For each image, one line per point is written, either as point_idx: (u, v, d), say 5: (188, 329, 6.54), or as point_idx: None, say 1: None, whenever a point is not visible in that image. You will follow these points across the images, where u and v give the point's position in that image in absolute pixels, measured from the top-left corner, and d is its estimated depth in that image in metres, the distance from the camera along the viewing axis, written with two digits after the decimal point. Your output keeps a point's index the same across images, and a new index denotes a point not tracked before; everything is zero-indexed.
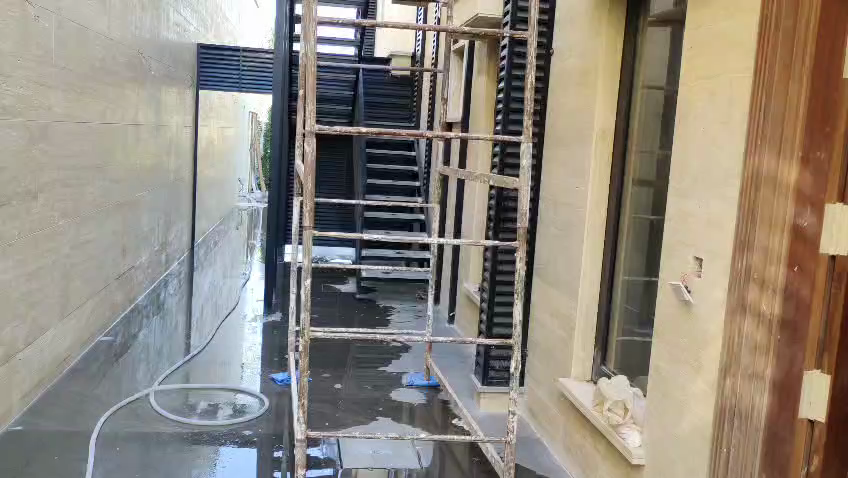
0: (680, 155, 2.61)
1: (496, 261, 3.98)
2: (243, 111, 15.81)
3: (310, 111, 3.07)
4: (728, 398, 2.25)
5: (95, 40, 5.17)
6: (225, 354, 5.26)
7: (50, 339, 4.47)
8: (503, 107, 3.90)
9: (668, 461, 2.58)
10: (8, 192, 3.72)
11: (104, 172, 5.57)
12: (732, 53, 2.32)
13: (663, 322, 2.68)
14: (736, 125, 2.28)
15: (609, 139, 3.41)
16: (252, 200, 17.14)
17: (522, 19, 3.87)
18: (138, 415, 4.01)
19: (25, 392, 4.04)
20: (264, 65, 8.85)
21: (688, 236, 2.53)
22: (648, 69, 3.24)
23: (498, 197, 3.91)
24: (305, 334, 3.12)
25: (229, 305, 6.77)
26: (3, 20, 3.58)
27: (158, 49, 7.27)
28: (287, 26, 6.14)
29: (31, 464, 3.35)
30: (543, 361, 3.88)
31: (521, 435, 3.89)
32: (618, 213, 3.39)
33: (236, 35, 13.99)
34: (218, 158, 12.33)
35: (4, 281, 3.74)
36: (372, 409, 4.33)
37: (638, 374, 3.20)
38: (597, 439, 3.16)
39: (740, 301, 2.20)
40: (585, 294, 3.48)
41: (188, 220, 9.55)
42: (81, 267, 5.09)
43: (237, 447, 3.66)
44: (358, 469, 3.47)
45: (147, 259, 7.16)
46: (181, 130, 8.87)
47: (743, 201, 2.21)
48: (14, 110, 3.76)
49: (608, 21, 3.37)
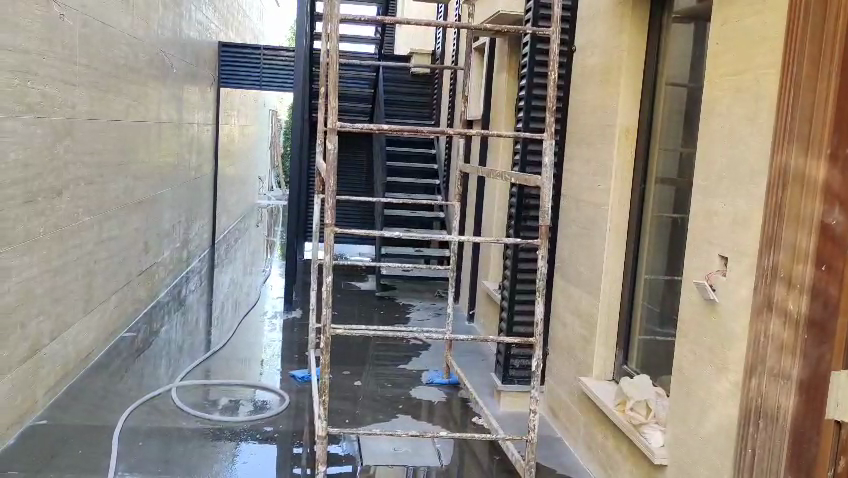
0: (705, 154, 2.59)
1: (517, 259, 3.96)
2: (263, 108, 15.81)
3: (333, 108, 3.06)
4: (753, 399, 2.22)
5: (119, 38, 5.22)
6: (245, 350, 5.29)
7: (73, 334, 4.52)
8: (525, 104, 3.87)
9: (691, 461, 2.56)
10: (33, 189, 3.77)
11: (127, 170, 5.62)
12: (757, 50, 2.29)
13: (687, 322, 2.66)
14: (764, 121, 2.24)
15: (633, 136, 3.38)
16: (272, 198, 17.22)
17: (543, 16, 3.84)
18: (160, 411, 4.04)
19: (50, 386, 4.10)
20: (285, 63, 8.88)
21: (713, 234, 2.50)
22: (671, 66, 3.22)
23: (519, 195, 3.90)
24: (326, 331, 3.11)
25: (250, 302, 6.80)
26: (30, 19, 3.63)
27: (180, 47, 7.32)
28: (308, 23, 6.12)
29: (55, 458, 3.40)
30: (564, 360, 3.86)
31: (542, 434, 3.87)
32: (641, 212, 3.37)
33: (257, 34, 14.07)
34: (239, 156, 12.35)
35: (30, 277, 3.79)
36: (391, 406, 4.33)
37: (660, 374, 3.18)
38: (619, 439, 3.14)
39: (766, 301, 2.16)
40: (607, 292, 3.45)
41: (209, 216, 9.59)
42: (104, 263, 5.13)
43: (257, 443, 3.68)
44: (377, 466, 3.47)
45: (168, 255, 7.21)
46: (203, 128, 8.92)
47: (769, 200, 2.17)
48: (41, 108, 3.82)
49: (630, 18, 3.34)
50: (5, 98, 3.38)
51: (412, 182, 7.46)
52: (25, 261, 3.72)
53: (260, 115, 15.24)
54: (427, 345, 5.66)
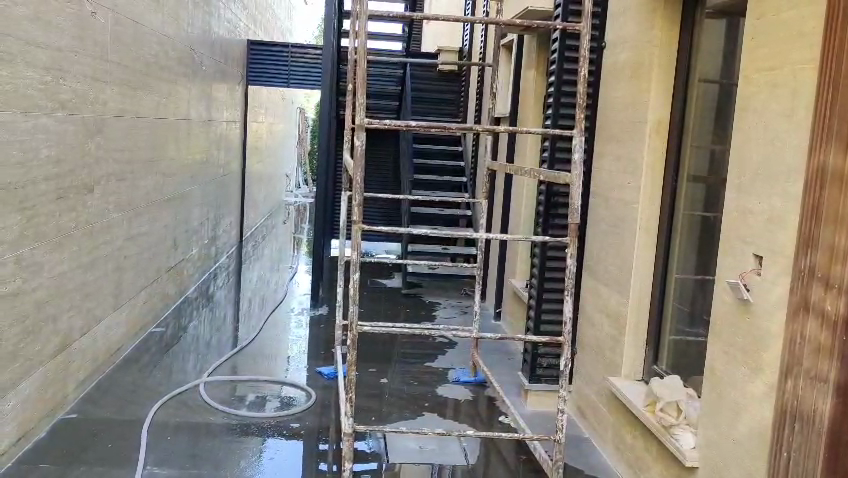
0: (739, 151, 2.54)
1: (545, 257, 3.92)
2: (290, 106, 15.86)
3: (360, 104, 3.04)
4: (789, 400, 2.16)
5: (149, 36, 5.26)
6: (272, 346, 5.32)
7: (103, 329, 4.56)
8: (553, 101, 3.83)
9: (723, 462, 2.52)
10: (65, 185, 3.82)
11: (157, 167, 5.67)
12: (794, 44, 2.25)
13: (719, 322, 2.61)
14: (802, 117, 2.19)
15: (664, 135, 3.32)
16: (299, 196, 17.25)
17: (573, 12, 3.80)
18: (188, 406, 4.07)
19: (81, 380, 4.17)
20: (313, 60, 8.89)
21: (748, 232, 2.46)
22: (704, 63, 3.16)
23: (546, 192, 3.87)
24: (353, 327, 3.09)
25: (276, 298, 6.83)
26: (62, 17, 3.67)
27: (209, 45, 7.37)
28: (335, 20, 6.10)
29: (86, 451, 3.44)
30: (593, 359, 3.82)
31: (570, 434, 3.83)
32: (672, 212, 3.32)
33: (286, 30, 14.14)
34: (267, 154, 12.40)
35: (61, 273, 3.83)
36: (418, 404, 4.32)
37: (691, 374, 3.14)
38: (648, 440, 3.10)
39: (804, 302, 2.11)
40: (637, 291, 3.41)
41: (236, 213, 9.65)
42: (134, 260, 5.18)
43: (283, 440, 3.68)
44: (402, 465, 3.46)
45: (196, 251, 7.27)
46: (232, 125, 8.98)
47: (807, 199, 2.12)
48: (72, 105, 3.86)
49: (662, 14, 3.28)
50: (37, 96, 3.41)
51: (438, 179, 7.44)
52: (57, 257, 3.76)
53: (287, 113, 15.28)
54: (453, 343, 5.64)
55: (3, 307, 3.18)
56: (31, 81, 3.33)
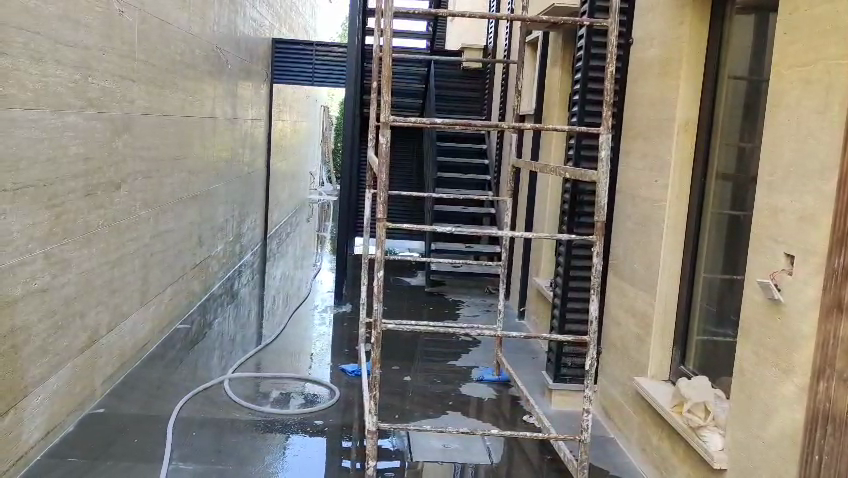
0: (770, 148, 2.50)
1: (570, 255, 3.89)
2: (314, 104, 15.91)
3: (385, 102, 3.03)
4: (822, 403, 2.12)
5: (176, 35, 5.30)
6: (296, 343, 5.34)
7: (130, 326, 4.61)
8: (579, 98, 3.80)
9: (752, 464, 2.49)
10: (94, 182, 3.86)
11: (183, 164, 5.71)
12: (828, 38, 2.20)
13: (749, 322, 2.57)
14: (835, 114, 2.15)
15: (693, 132, 3.28)
16: (322, 193, 17.30)
17: (601, 8, 3.76)
18: (213, 402, 4.10)
19: (109, 375, 4.22)
20: (336, 59, 8.91)
21: (778, 231, 2.41)
22: (734, 58, 3.12)
23: (572, 190, 3.84)
24: (377, 325, 3.08)
25: (300, 295, 6.89)
26: (91, 16, 3.70)
27: (235, 44, 7.42)
28: (360, 19, 6.09)
29: (113, 445, 3.48)
30: (618, 359, 3.79)
31: (595, 434, 3.80)
32: (700, 210, 3.27)
33: (311, 30, 14.21)
34: (291, 152, 12.44)
35: (89, 269, 3.87)
36: (442, 402, 4.31)
37: (720, 375, 3.10)
38: (675, 440, 3.06)
39: (837, 302, 2.07)
40: (664, 290, 3.37)
41: (261, 211, 9.69)
42: (160, 258, 5.23)
43: (307, 437, 3.69)
44: (425, 463, 3.45)
45: (222, 248, 7.31)
46: (257, 123, 9.03)
47: (841, 197, 2.08)
48: (100, 103, 3.89)
49: (691, 9, 3.24)
50: (66, 94, 3.45)
51: (462, 177, 7.43)
52: (84, 254, 3.79)
53: (311, 111, 15.32)
54: (477, 341, 5.62)
55: (32, 303, 3.22)
56: (60, 79, 3.37)
